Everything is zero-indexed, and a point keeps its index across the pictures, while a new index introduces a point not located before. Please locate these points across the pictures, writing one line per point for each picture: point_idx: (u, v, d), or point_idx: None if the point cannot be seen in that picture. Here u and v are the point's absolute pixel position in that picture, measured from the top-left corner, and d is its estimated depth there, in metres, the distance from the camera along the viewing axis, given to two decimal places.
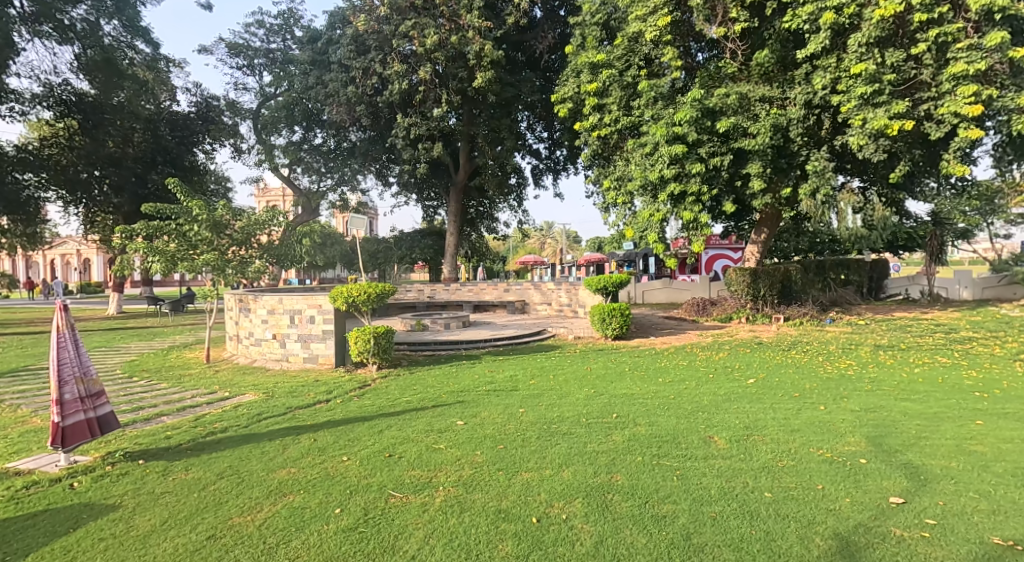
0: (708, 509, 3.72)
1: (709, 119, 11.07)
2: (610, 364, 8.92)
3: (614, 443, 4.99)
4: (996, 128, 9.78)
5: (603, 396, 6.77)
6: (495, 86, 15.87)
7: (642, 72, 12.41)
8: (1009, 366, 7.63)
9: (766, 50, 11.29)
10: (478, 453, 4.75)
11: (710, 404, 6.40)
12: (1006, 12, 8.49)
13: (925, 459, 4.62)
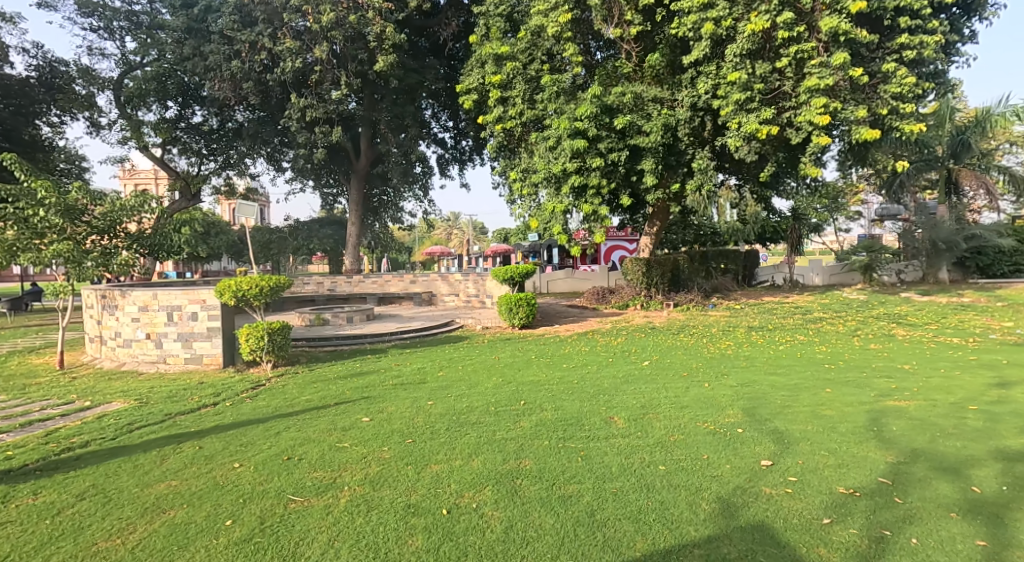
0: (610, 486, 4.16)
1: (607, 117, 11.78)
2: (517, 353, 9.32)
3: (522, 430, 5.35)
4: (841, 137, 11.21)
5: (510, 385, 7.15)
6: (397, 71, 15.70)
7: (546, 67, 12.94)
8: (850, 340, 8.98)
9: (657, 54, 12.27)
10: (385, 449, 4.93)
11: (610, 386, 6.98)
12: (848, 35, 9.64)
13: (789, 425, 5.40)
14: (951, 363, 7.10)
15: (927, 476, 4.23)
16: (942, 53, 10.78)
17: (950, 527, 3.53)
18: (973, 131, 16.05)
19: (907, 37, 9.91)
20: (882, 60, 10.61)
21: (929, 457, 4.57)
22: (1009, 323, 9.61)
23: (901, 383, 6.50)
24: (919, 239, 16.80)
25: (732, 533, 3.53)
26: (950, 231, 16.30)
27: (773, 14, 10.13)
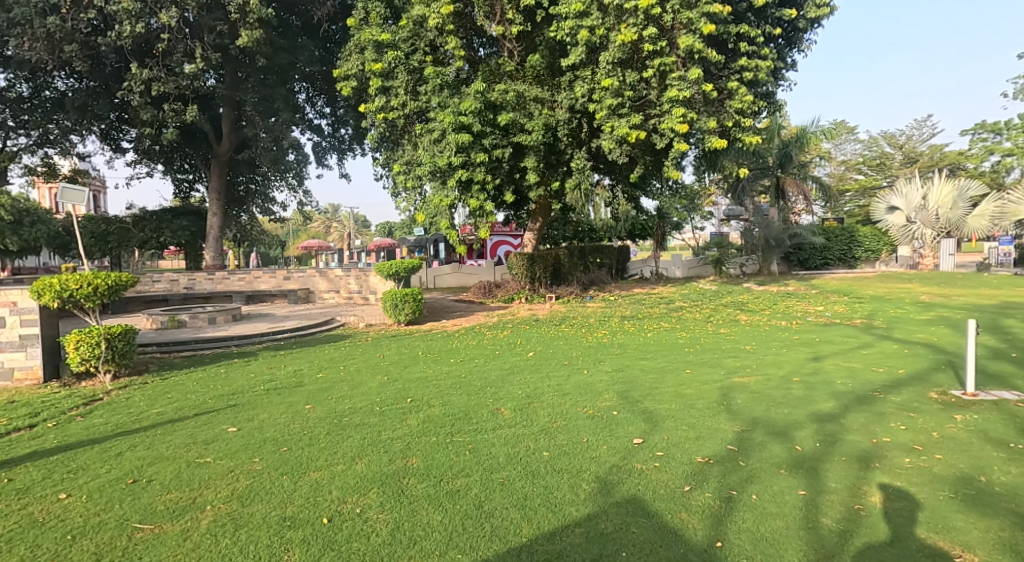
0: (497, 476, 4.31)
1: (491, 113, 12.04)
2: (402, 350, 9.36)
3: (408, 428, 5.46)
4: (696, 145, 12.45)
5: (397, 382, 7.19)
6: (264, 48, 14.72)
7: (428, 59, 12.90)
8: (706, 326, 10.13)
9: (537, 55, 12.77)
10: (256, 461, 4.71)
11: (496, 378, 7.29)
12: (702, 53, 10.69)
13: (656, 405, 6.04)
14: (781, 343, 8.32)
15: (764, 441, 4.96)
16: (773, 77, 12.50)
17: (781, 483, 4.14)
18: (794, 146, 18.66)
19: (747, 60, 11.31)
20: (728, 79, 11.93)
21: (766, 424, 5.36)
22: (823, 307, 11.40)
23: (744, 361, 7.50)
24: (756, 237, 19.53)
25: (609, 508, 3.78)
26: (777, 231, 18.91)
27: (640, 27, 10.82)
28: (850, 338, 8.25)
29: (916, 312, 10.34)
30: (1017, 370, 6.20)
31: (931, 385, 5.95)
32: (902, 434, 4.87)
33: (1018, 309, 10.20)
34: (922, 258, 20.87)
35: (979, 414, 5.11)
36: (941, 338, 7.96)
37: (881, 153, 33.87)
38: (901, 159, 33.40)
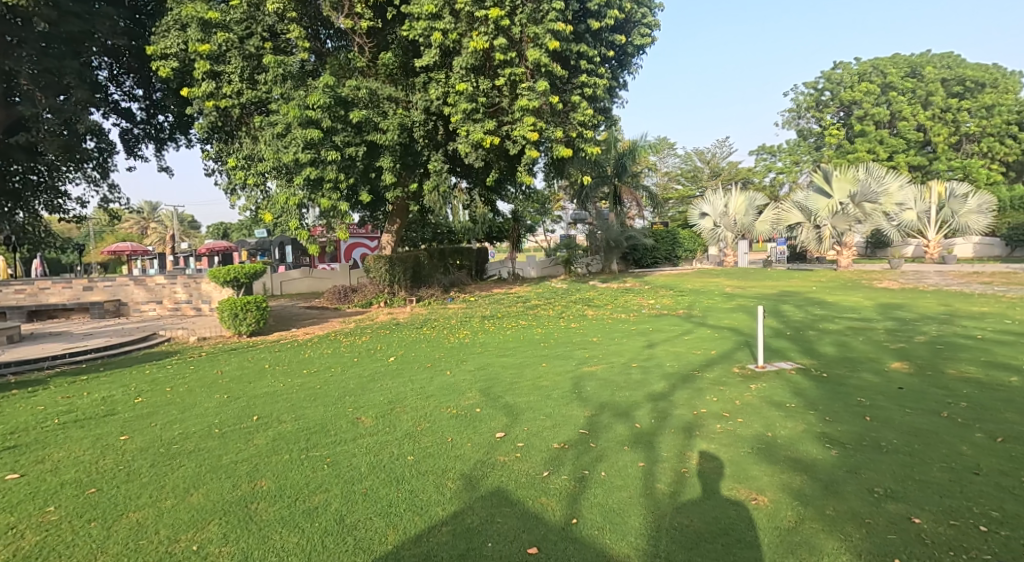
0: (359, 487, 4.32)
1: (342, 109, 11.48)
2: (246, 364, 8.78)
3: (255, 448, 5.20)
4: (545, 152, 13.16)
5: (242, 400, 6.78)
6: (45, 11, 12.10)
7: (268, 45, 12.12)
8: (558, 321, 10.90)
9: (390, 53, 12.65)
10: (49, 511, 4.10)
11: (357, 386, 7.20)
12: (548, 67, 11.41)
13: (516, 398, 6.44)
14: (621, 333, 9.25)
15: (609, 422, 5.56)
16: (608, 94, 13.69)
17: (624, 457, 4.71)
18: (628, 156, 20.65)
19: (586, 77, 12.29)
20: (571, 92, 12.88)
21: (611, 407, 5.99)
22: (655, 300, 12.87)
23: (592, 351, 8.23)
24: (598, 238, 21.42)
25: (474, 503, 4.01)
26: (616, 234, 20.78)
27: (490, 36, 11.19)
28: (675, 326, 9.45)
29: (723, 302, 12.11)
30: (793, 344, 7.63)
31: (735, 361, 7.09)
32: (715, 404, 5.77)
33: (796, 296, 12.46)
34: (727, 255, 23.86)
35: (769, 381, 6.23)
36: (743, 322, 9.46)
37: (694, 166, 39.12)
38: (709, 172, 39.01)
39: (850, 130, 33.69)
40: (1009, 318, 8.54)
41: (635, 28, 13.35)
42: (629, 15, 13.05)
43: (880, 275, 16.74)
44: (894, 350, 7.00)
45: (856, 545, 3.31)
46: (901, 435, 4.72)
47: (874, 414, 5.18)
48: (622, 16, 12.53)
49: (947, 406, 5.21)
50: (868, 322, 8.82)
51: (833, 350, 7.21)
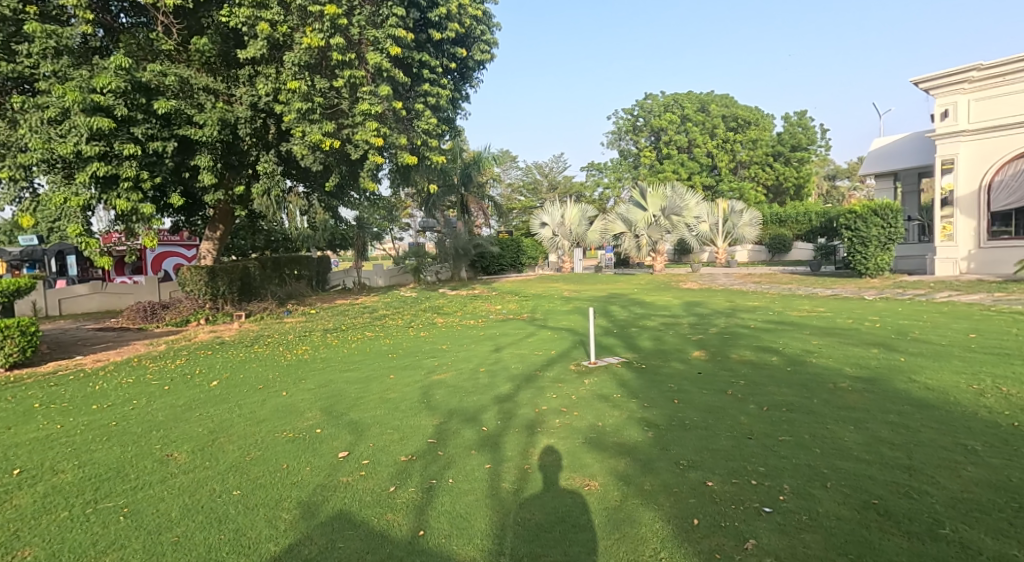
0: (169, 535, 3.84)
1: (142, 97, 10.01)
2: (7, 405, 7.18)
3: (18, 510, 4.28)
4: (390, 159, 12.98)
5: (10, 448, 5.61)
6: None
7: (29, 9, 9.42)
8: (405, 331, 10.79)
9: (206, 39, 11.15)
10: None
11: (169, 418, 6.42)
12: (389, 72, 11.27)
13: (361, 414, 6.28)
14: (469, 340, 9.45)
15: (457, 428, 5.68)
16: (451, 105, 13.91)
17: (471, 462, 4.85)
18: (474, 166, 21.57)
19: (428, 87, 12.51)
20: (414, 101, 12.90)
21: (458, 413, 6.12)
22: (501, 306, 13.35)
23: (440, 359, 8.31)
24: (446, 247, 21.67)
25: (312, 531, 3.83)
26: (464, 242, 21.36)
27: (327, 34, 10.59)
28: (520, 329, 9.92)
29: (562, 305, 12.95)
30: (619, 341, 8.45)
31: (571, 359, 7.65)
32: (554, 401, 6.19)
33: (622, 298, 13.80)
34: (564, 261, 25.50)
35: (599, 375, 6.84)
36: (578, 323, 10.24)
37: (534, 179, 41.67)
38: (548, 185, 41.49)
39: (660, 152, 38.37)
40: (778, 309, 10.38)
41: (474, 44, 13.71)
42: (469, 31, 13.35)
43: (682, 277, 19.34)
44: (695, 341, 8.11)
45: (666, 511, 3.80)
46: (700, 413, 5.51)
47: (680, 397, 5.97)
48: (463, 30, 12.85)
49: (732, 383, 6.19)
50: (678, 318, 10.07)
51: (650, 344, 8.13)
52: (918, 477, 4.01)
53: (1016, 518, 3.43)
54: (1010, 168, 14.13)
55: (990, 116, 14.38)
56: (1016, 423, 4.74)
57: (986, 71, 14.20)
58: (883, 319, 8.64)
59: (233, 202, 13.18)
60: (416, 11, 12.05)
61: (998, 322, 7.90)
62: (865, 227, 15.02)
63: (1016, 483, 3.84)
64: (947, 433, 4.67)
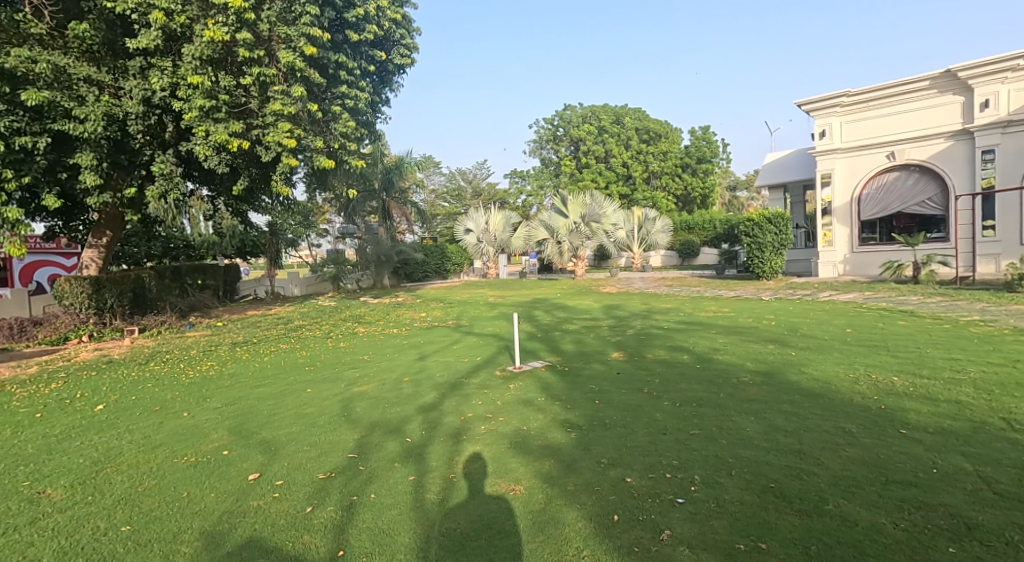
0: None
1: (7, 85, 8.60)
2: None
3: None
4: (304, 162, 12.38)
5: None
6: None
7: None
8: (323, 342, 10.35)
9: (86, 24, 9.93)
10: None
11: (45, 450, 5.75)
12: (303, 72, 10.79)
13: (275, 432, 5.95)
14: (392, 349, 9.23)
15: (380, 441, 5.52)
16: (370, 108, 13.62)
17: (394, 475, 4.73)
18: (396, 172, 21.34)
19: (345, 89, 12.14)
20: (330, 102, 12.45)
21: (381, 425, 5.96)
22: (426, 313, 13.14)
23: (361, 370, 8.04)
24: (367, 253, 20.91)
25: None
26: (387, 248, 20.79)
27: (231, 28, 10.01)
28: (445, 336, 9.82)
29: (487, 311, 12.96)
30: (543, 345, 8.59)
31: (496, 365, 7.67)
32: (479, 408, 6.18)
33: (546, 303, 14.04)
34: (490, 268, 25.96)
35: (522, 380, 6.92)
36: (503, 329, 10.30)
37: (458, 186, 41.85)
38: (472, 193, 41.57)
39: (579, 161, 39.56)
40: (689, 310, 10.98)
41: (394, 48, 13.95)
42: (389, 34, 13.50)
43: (603, 282, 20.00)
44: (614, 342, 8.40)
45: (588, 510, 3.91)
46: (619, 412, 5.71)
47: (601, 397, 6.17)
48: (381, 32, 12.77)
49: (648, 382, 6.47)
50: (597, 321, 10.38)
51: (572, 347, 8.33)
52: (808, 459, 4.41)
53: (887, 490, 3.84)
54: (876, 183, 15.84)
55: (859, 136, 16.03)
56: (886, 406, 5.33)
57: (855, 97, 15.85)
58: (778, 317, 9.39)
59: (123, 206, 11.70)
60: (331, 10, 11.64)
61: (871, 317, 8.85)
62: (760, 234, 16.26)
63: (886, 458, 4.32)
64: (832, 418, 5.15)
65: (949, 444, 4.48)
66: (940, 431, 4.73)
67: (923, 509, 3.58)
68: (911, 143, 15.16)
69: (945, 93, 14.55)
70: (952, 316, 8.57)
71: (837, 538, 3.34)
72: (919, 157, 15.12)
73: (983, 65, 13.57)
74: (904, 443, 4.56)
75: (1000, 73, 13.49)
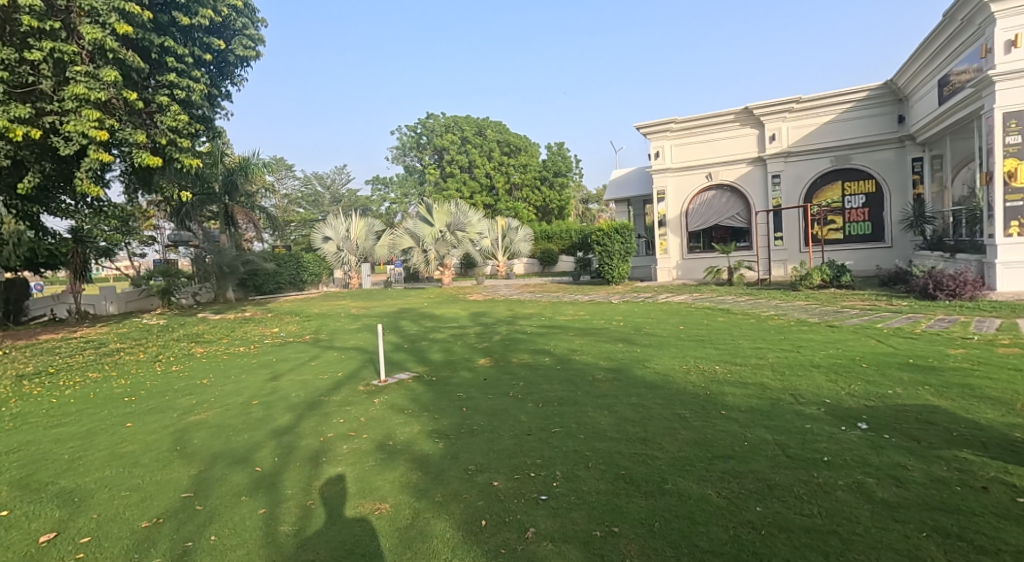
0: None
1: None
2: None
3: None
4: (120, 158, 10.79)
5: None
6: None
7: None
8: (148, 366, 8.89)
9: None
10: None
11: None
12: (116, 53, 9.26)
13: (80, 479, 4.98)
14: (239, 369, 8.29)
15: (223, 474, 4.92)
16: (206, 102, 12.13)
17: (240, 510, 4.26)
18: (240, 174, 18.99)
19: (176, 77, 10.61)
20: (155, 92, 10.86)
21: (223, 456, 5.33)
22: (278, 328, 12.03)
23: (197, 397, 7.09)
24: (207, 264, 18.60)
25: None
26: (230, 258, 18.53)
27: None
28: (301, 353, 9.09)
29: (349, 323, 12.28)
30: (409, 356, 8.42)
31: (360, 379, 7.32)
32: (341, 426, 5.86)
33: (410, 312, 13.75)
34: (351, 277, 24.67)
35: (387, 393, 6.71)
36: (365, 341, 9.84)
37: (315, 191, 40.71)
38: (329, 198, 41.39)
39: (443, 170, 40.09)
40: (550, 315, 11.60)
41: (234, 37, 12.71)
42: (228, 22, 12.24)
43: (470, 290, 20.18)
44: (479, 349, 8.56)
45: (456, 519, 3.94)
46: (486, 417, 5.84)
47: (468, 404, 6.24)
48: (218, 19, 11.48)
49: (513, 386, 6.72)
50: (464, 329, 10.46)
51: (439, 356, 8.30)
52: (651, 445, 4.97)
53: (712, 464, 4.50)
54: (699, 199, 18.30)
55: (687, 158, 18.38)
56: (711, 392, 6.22)
57: (683, 123, 18.15)
58: (627, 319, 10.36)
59: None
60: None
61: (699, 315, 10.24)
62: (611, 243, 17.93)
63: (711, 437, 5.04)
64: (670, 406, 5.87)
65: (756, 420, 5.38)
66: (749, 409, 5.66)
67: (737, 478, 4.25)
68: (724, 166, 17.78)
69: (745, 126, 17.41)
70: (757, 312, 10.27)
71: (675, 513, 3.80)
72: (729, 178, 17.76)
73: (771, 105, 16.59)
74: (724, 422, 5.37)
75: (782, 112, 16.60)
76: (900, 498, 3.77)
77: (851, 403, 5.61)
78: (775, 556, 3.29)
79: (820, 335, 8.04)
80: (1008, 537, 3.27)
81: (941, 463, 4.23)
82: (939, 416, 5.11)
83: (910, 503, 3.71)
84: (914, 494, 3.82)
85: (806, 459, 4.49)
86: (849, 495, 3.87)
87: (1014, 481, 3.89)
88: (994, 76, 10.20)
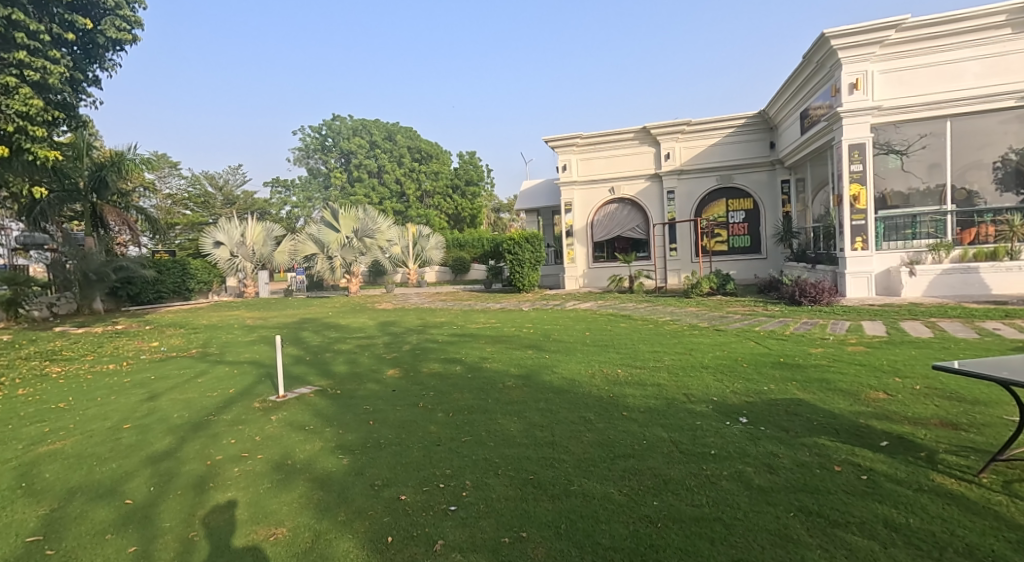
0: None
1: None
2: None
3: None
4: None
5: None
6: None
7: None
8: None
9: None
10: None
11: None
12: None
13: None
14: (107, 390, 7.30)
15: (82, 510, 4.29)
16: (67, 87, 10.62)
17: (105, 550, 3.74)
18: (111, 170, 16.71)
19: (27, 56, 9.21)
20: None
21: (83, 490, 4.65)
22: (157, 342, 10.77)
23: (53, 424, 6.13)
24: (68, 270, 16.18)
25: None
26: (98, 265, 16.35)
27: None
28: (185, 369, 8.20)
29: (242, 335, 11.32)
30: (310, 369, 7.93)
31: (254, 396, 6.76)
32: (231, 447, 5.36)
33: (311, 323, 12.96)
34: (246, 286, 22.71)
35: (284, 410, 6.25)
36: (261, 354, 9.11)
37: (204, 192, 36.02)
38: (222, 200, 37.18)
39: (350, 175, 41.89)
40: (460, 323, 11.49)
41: (105, 17, 11.23)
42: None
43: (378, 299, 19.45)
44: (387, 360, 8.27)
45: (361, 538, 3.76)
46: (393, 430, 5.64)
47: (374, 417, 5.99)
48: None
49: (421, 396, 6.56)
50: (371, 339, 10.05)
51: (343, 368, 7.90)
52: (557, 449, 5.08)
53: (613, 464, 4.70)
54: (603, 211, 19.21)
55: (592, 172, 19.23)
56: (612, 394, 6.51)
57: (587, 139, 18.97)
58: (535, 326, 10.55)
59: None
60: None
61: (604, 322, 10.71)
62: (522, 252, 18.28)
63: (613, 438, 5.28)
64: (575, 410, 6.06)
65: (653, 419, 5.73)
66: (647, 409, 6.01)
67: (636, 475, 4.47)
68: (624, 181, 18.86)
69: (643, 144, 18.59)
70: (656, 318, 10.95)
71: (579, 513, 3.92)
72: (630, 193, 18.87)
73: (665, 126, 17.86)
74: (624, 423, 5.65)
75: (674, 133, 17.92)
76: (772, 483, 4.18)
77: (733, 400, 6.17)
78: (668, 546, 3.49)
79: (708, 338, 8.76)
80: (855, 511, 3.73)
81: (805, 450, 4.77)
82: (804, 408, 5.77)
83: (780, 487, 4.12)
84: (782, 479, 4.25)
85: (696, 453, 4.84)
86: (731, 484, 4.23)
87: (859, 461, 4.46)
88: (842, 113, 11.87)
